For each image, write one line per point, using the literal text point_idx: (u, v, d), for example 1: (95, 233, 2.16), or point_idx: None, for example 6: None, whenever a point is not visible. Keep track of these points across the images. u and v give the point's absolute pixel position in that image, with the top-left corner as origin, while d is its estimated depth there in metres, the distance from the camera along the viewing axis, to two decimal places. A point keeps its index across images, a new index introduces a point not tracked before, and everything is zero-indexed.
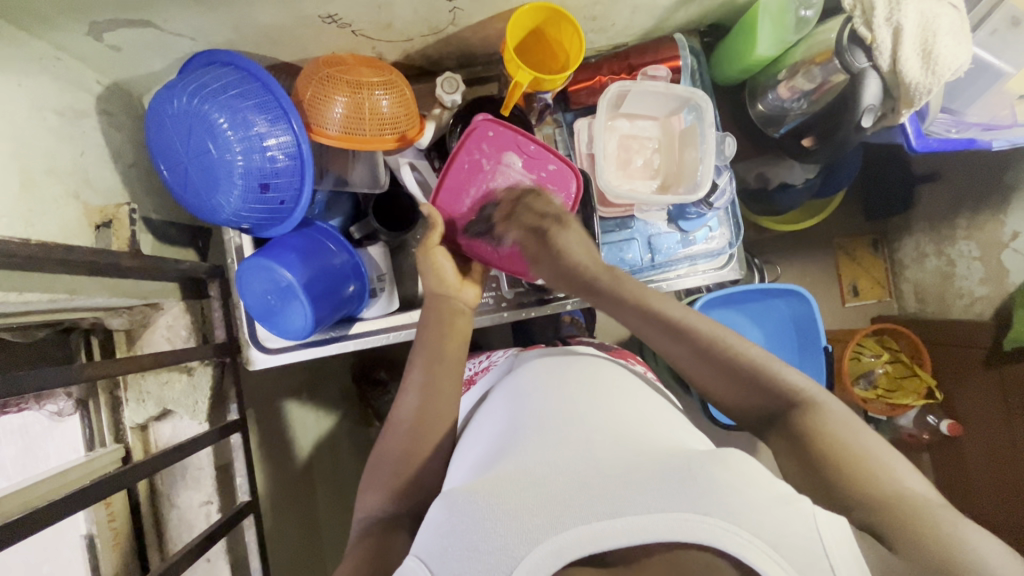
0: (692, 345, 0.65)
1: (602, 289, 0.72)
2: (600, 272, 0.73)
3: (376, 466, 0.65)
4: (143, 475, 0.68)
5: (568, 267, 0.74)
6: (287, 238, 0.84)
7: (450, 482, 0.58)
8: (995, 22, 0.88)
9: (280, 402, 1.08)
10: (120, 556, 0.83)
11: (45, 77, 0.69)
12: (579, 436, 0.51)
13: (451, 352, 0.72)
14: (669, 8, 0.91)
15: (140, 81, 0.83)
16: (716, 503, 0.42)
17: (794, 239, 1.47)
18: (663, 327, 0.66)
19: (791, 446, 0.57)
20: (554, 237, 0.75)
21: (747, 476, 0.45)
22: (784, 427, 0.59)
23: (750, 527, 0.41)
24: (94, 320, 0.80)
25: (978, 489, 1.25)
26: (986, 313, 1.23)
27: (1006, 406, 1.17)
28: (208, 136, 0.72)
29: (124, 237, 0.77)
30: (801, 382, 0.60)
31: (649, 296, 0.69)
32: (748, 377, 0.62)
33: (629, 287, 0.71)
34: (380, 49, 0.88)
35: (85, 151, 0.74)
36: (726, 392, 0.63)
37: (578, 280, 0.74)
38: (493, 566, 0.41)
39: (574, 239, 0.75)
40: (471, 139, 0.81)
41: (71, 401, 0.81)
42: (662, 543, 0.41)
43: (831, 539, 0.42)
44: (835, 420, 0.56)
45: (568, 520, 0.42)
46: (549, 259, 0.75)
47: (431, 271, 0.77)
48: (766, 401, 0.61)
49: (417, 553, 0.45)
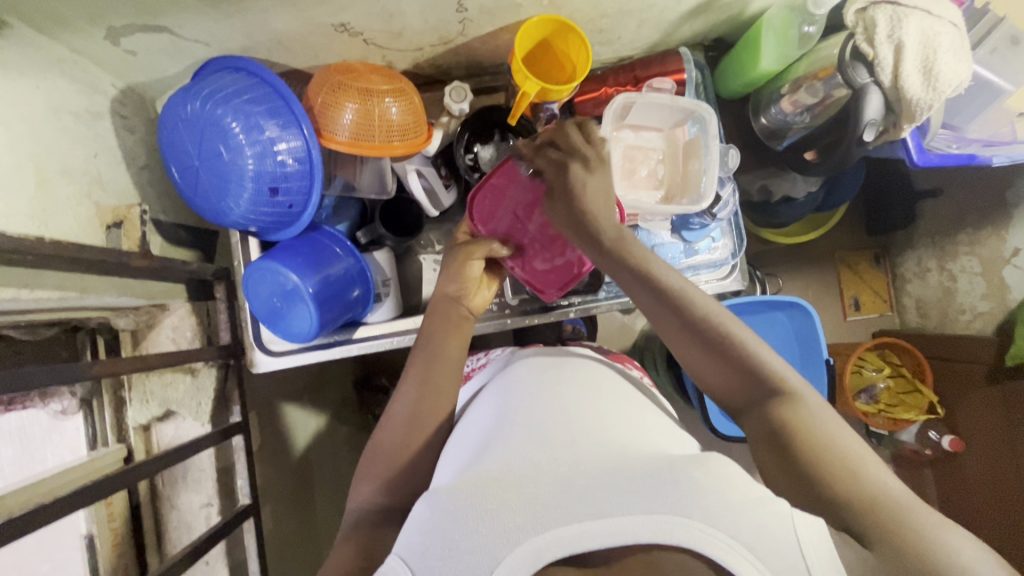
0: (685, 316, 0.63)
1: (607, 245, 0.69)
2: (608, 227, 0.70)
3: (369, 456, 0.66)
4: (148, 474, 0.69)
5: (580, 214, 0.70)
6: (298, 242, 0.85)
7: (434, 481, 0.58)
8: (995, 41, 0.90)
9: (282, 406, 1.08)
10: (119, 556, 0.83)
11: (62, 80, 0.70)
12: (566, 439, 0.51)
13: (454, 351, 0.71)
14: (675, 21, 0.93)
15: (154, 84, 0.84)
16: (696, 505, 0.41)
17: (797, 253, 1.47)
18: (660, 294, 0.65)
19: (773, 444, 0.57)
20: (575, 174, 0.71)
21: (727, 480, 0.45)
22: (761, 414, 0.58)
23: (727, 528, 0.40)
24: (101, 320, 0.81)
25: (981, 505, 1.25)
26: (987, 329, 1.23)
27: (1008, 422, 1.17)
28: (219, 140, 0.73)
29: (135, 238, 0.79)
30: (784, 372, 0.60)
31: (652, 262, 0.68)
32: (734, 358, 0.61)
33: (634, 249, 0.69)
34: (390, 57, 0.90)
35: (99, 152, 0.75)
36: (707, 369, 0.62)
37: (588, 228, 0.70)
38: (473, 565, 0.40)
39: (598, 183, 0.71)
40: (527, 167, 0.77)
41: (75, 400, 0.82)
42: (641, 544, 0.40)
43: (807, 540, 0.40)
44: (815, 419, 0.56)
45: (549, 520, 0.41)
46: (568, 198, 0.71)
47: (456, 274, 0.76)
48: (746, 381, 0.60)
49: (399, 553, 0.44)
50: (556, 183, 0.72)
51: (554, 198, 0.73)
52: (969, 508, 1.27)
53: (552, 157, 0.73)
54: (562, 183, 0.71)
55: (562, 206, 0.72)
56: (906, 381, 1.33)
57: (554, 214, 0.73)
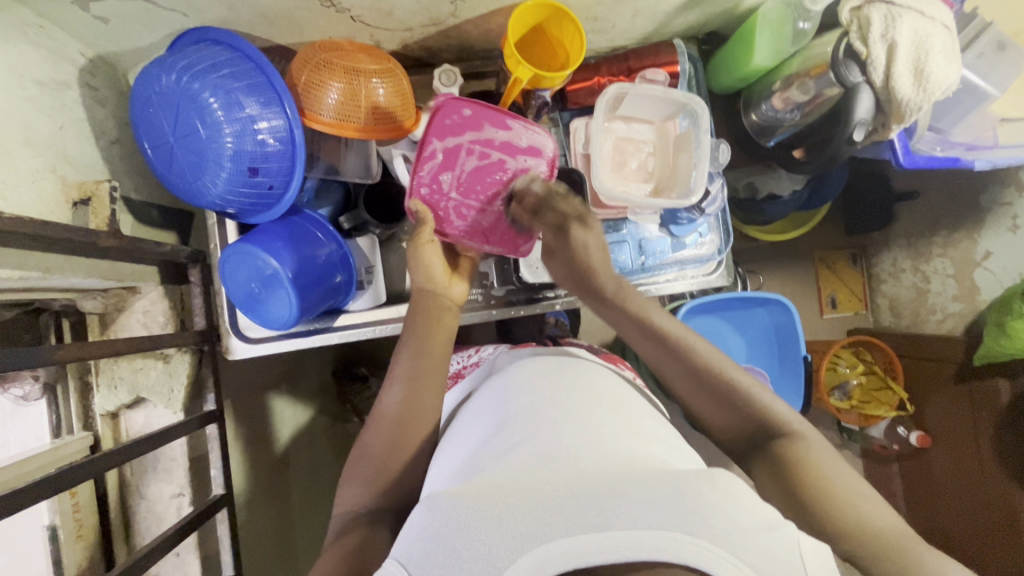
0: (687, 365, 0.65)
1: (608, 297, 0.73)
2: (610, 281, 0.73)
3: (356, 460, 0.64)
4: (115, 463, 0.65)
5: (582, 270, 0.74)
6: (274, 224, 0.81)
7: (429, 488, 0.57)
8: (983, 46, 0.91)
9: (257, 394, 1.06)
10: (86, 548, 0.79)
11: (25, 45, 0.66)
12: (567, 450, 0.49)
13: (437, 349, 0.70)
14: (669, 12, 0.92)
15: (126, 54, 0.80)
16: (702, 523, 0.41)
17: (777, 251, 1.48)
18: (660, 345, 0.67)
19: (769, 472, 0.59)
20: (577, 236, 0.75)
21: (733, 497, 0.44)
22: (767, 455, 0.60)
23: (732, 549, 0.40)
24: (67, 301, 0.78)
25: (944, 500, 1.29)
26: (956, 330, 1.27)
27: (973, 421, 1.20)
28: (196, 116, 0.70)
29: (103, 217, 0.72)
30: (787, 415, 0.63)
31: (650, 308, 0.70)
32: (733, 402, 0.63)
33: (634, 299, 0.72)
34: (378, 36, 0.87)
35: (66, 124, 0.71)
36: (710, 416, 0.65)
37: (591, 282, 0.74)
38: (473, 574, 0.39)
39: (596, 241, 0.75)
40: (435, 124, 0.78)
41: (38, 385, 0.78)
42: (646, 561, 0.39)
43: (815, 566, 0.41)
44: (817, 455, 0.59)
45: (555, 530, 0.40)
46: (569, 258, 0.75)
47: (418, 268, 0.75)
48: (749, 424, 0.63)
49: (398, 556, 0.43)
50: (557, 244, 0.77)
51: (555, 255, 0.77)
52: (933, 501, 1.31)
53: (551, 221, 0.77)
54: (567, 247, 0.75)
55: (563, 260, 0.76)
56: (878, 378, 1.36)
57: (557, 271, 0.78)
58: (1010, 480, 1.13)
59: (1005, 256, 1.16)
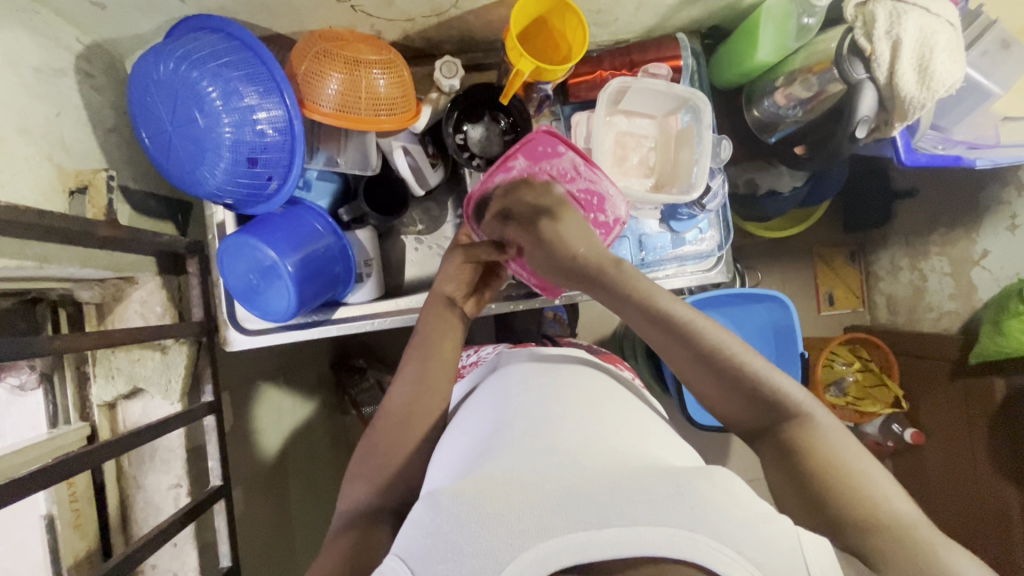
0: (697, 350, 0.63)
1: (601, 280, 0.70)
2: (606, 263, 0.70)
3: (362, 458, 0.65)
4: (110, 455, 0.65)
5: (564, 262, 0.72)
6: (276, 216, 0.81)
7: (429, 487, 0.57)
8: (987, 44, 0.91)
9: (255, 386, 1.05)
10: (82, 538, 0.79)
11: (21, 31, 0.65)
12: (568, 448, 0.49)
13: (447, 354, 0.70)
14: (673, 5, 0.91)
15: (124, 41, 0.79)
16: (703, 519, 0.41)
17: (776, 248, 1.48)
18: (664, 328, 0.65)
19: (775, 454, 0.59)
20: (544, 229, 0.74)
21: (732, 493, 0.44)
22: (774, 440, 0.60)
23: (734, 544, 0.40)
24: (64, 291, 0.78)
25: (938, 497, 1.30)
26: (953, 328, 1.27)
27: (968, 418, 1.21)
28: (195, 105, 0.69)
29: (100, 206, 0.72)
30: (797, 396, 0.61)
31: (658, 293, 0.67)
32: (742, 387, 0.62)
33: (634, 282, 0.68)
34: (379, 27, 0.86)
35: (62, 112, 0.70)
36: (718, 400, 0.64)
37: (575, 271, 0.71)
38: (474, 571, 0.39)
39: (571, 228, 0.74)
40: (529, 145, 0.81)
41: (35, 375, 0.78)
42: (650, 557, 0.39)
43: (813, 553, 0.41)
44: (826, 439, 0.58)
45: (556, 526, 0.40)
46: (545, 251, 0.73)
47: (452, 277, 0.75)
48: (756, 408, 0.62)
49: (399, 553, 0.43)
50: (529, 243, 0.74)
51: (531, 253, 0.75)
52: (926, 498, 1.32)
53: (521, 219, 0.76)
54: (536, 239, 0.74)
55: (540, 253, 0.74)
56: (873, 376, 1.34)
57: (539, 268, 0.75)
58: (1003, 477, 1.14)
59: (1002, 255, 1.17)
